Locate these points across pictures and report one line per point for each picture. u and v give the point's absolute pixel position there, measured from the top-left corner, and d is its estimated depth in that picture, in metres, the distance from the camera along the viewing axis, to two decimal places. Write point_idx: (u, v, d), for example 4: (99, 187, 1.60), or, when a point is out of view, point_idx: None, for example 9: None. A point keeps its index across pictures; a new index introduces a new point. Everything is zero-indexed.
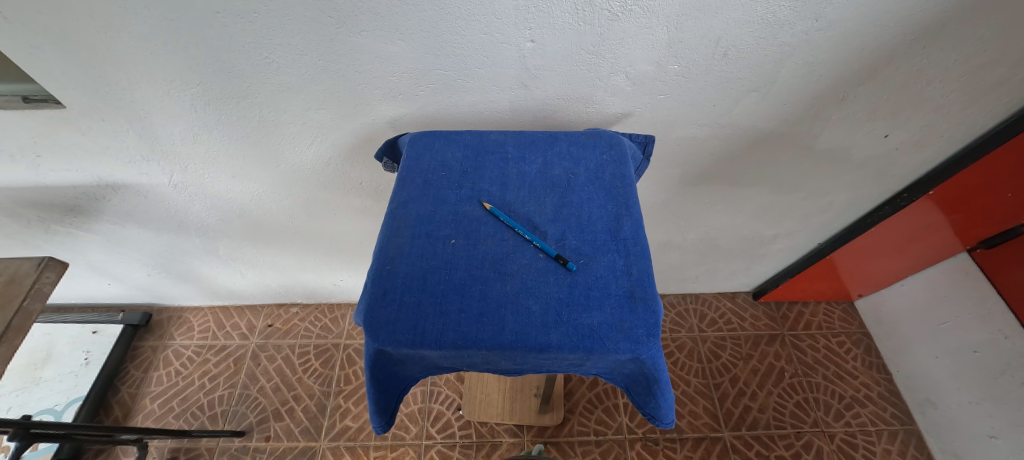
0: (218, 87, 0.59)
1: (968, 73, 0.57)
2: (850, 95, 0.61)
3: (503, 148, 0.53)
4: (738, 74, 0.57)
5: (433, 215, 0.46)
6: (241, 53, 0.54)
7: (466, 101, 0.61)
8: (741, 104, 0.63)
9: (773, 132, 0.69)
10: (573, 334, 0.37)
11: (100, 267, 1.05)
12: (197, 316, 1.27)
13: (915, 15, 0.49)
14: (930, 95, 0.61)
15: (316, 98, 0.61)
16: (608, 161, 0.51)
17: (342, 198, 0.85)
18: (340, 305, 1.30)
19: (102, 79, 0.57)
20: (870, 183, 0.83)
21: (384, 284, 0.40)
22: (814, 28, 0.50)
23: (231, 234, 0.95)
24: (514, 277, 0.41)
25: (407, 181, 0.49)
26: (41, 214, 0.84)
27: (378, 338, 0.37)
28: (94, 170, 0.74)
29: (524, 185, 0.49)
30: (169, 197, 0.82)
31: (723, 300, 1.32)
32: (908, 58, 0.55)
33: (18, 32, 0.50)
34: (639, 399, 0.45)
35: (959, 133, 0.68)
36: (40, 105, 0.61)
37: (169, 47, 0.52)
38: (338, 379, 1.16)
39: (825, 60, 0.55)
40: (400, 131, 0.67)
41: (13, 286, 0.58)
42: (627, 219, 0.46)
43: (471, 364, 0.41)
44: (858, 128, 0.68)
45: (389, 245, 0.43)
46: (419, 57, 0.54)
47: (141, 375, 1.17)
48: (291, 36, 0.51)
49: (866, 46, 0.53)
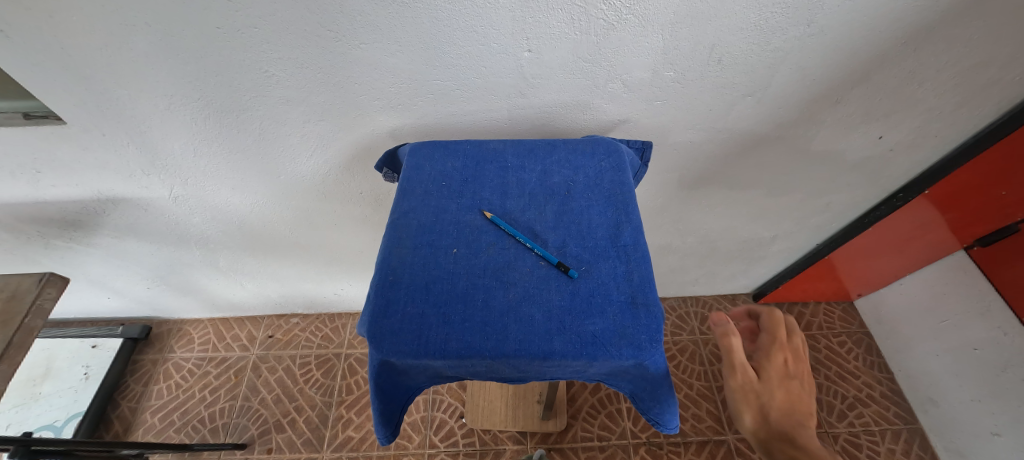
0: (219, 101, 0.59)
1: (958, 75, 0.58)
2: (844, 97, 0.62)
3: (502, 157, 0.53)
4: (732, 79, 0.58)
5: (434, 224, 0.46)
6: (241, 67, 0.54)
7: (465, 111, 0.61)
8: (737, 108, 0.63)
9: (769, 135, 0.69)
10: (577, 341, 0.38)
11: (99, 280, 1.05)
12: (197, 328, 1.26)
13: (904, 18, 0.50)
14: (922, 96, 0.62)
15: (315, 110, 0.61)
16: (607, 168, 0.51)
17: (342, 207, 0.85)
18: (340, 315, 1.29)
19: (102, 95, 0.57)
20: (866, 184, 0.84)
21: (387, 294, 0.41)
22: (806, 33, 0.51)
23: (231, 245, 0.95)
24: (515, 285, 0.41)
25: (408, 191, 0.50)
26: (39, 229, 0.84)
27: (382, 348, 0.37)
28: (93, 185, 0.74)
29: (524, 194, 0.50)
30: (169, 209, 0.82)
31: (723, 302, 1.32)
32: (897, 61, 0.56)
33: (20, 50, 0.50)
34: (642, 405, 0.45)
35: (952, 133, 0.69)
36: (40, 121, 0.61)
37: (169, 62, 0.53)
38: (340, 388, 1.15)
39: (818, 64, 0.56)
40: (400, 141, 0.67)
41: (14, 303, 0.58)
42: (627, 225, 0.46)
43: (475, 373, 0.41)
44: (853, 129, 0.68)
45: (392, 255, 0.44)
46: (417, 67, 0.54)
47: (140, 388, 1.16)
48: (290, 50, 0.52)
49: (858, 49, 0.54)
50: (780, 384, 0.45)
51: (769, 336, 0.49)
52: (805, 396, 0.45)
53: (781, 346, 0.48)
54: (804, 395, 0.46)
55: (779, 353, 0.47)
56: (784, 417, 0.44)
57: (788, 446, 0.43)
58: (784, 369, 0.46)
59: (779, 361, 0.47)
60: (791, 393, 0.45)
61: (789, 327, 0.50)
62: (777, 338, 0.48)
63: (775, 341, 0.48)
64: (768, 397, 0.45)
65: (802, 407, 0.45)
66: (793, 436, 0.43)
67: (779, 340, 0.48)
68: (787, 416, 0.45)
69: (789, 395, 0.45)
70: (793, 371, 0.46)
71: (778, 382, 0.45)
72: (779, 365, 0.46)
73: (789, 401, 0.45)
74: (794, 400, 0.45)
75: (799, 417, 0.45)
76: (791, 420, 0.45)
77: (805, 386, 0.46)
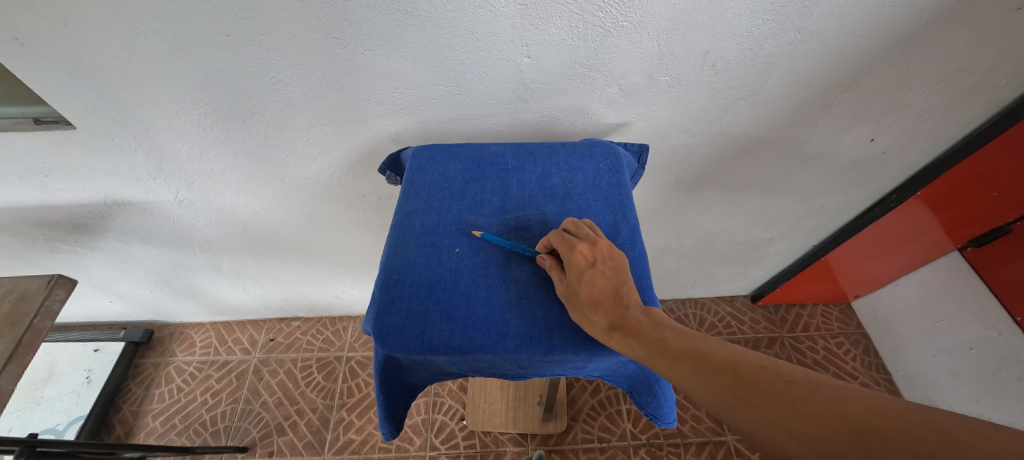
0: (226, 107, 0.61)
1: (947, 78, 0.60)
2: (835, 101, 0.64)
3: (503, 160, 0.54)
4: (727, 84, 0.59)
5: (437, 225, 0.48)
6: (249, 73, 0.56)
7: (467, 116, 0.63)
8: (732, 111, 0.65)
9: (763, 138, 0.71)
10: (576, 336, 0.39)
11: (102, 284, 1.05)
12: (198, 332, 1.27)
13: (891, 25, 0.52)
14: (911, 99, 0.64)
15: (320, 115, 0.63)
16: (604, 170, 0.53)
17: (345, 210, 0.86)
18: (342, 318, 1.30)
19: (110, 101, 0.58)
20: (859, 186, 0.85)
21: (392, 292, 0.42)
22: (797, 39, 0.53)
23: (234, 248, 0.96)
24: (516, 283, 0.43)
25: (411, 193, 0.51)
26: (45, 232, 0.85)
27: (387, 344, 0.38)
28: (100, 189, 0.75)
29: (524, 195, 0.51)
30: (173, 213, 0.83)
31: (722, 305, 1.33)
32: (886, 66, 0.58)
33: (34, 57, 0.52)
34: (641, 400, 0.45)
35: (942, 135, 0.71)
36: (50, 126, 0.62)
37: (179, 68, 0.54)
38: (341, 391, 1.16)
39: (809, 69, 0.58)
40: (402, 145, 0.69)
41: (23, 304, 0.59)
42: (624, 225, 0.48)
43: (476, 369, 0.42)
44: (845, 133, 0.70)
45: (395, 255, 0.45)
46: (420, 73, 0.56)
47: (142, 392, 1.16)
48: (296, 57, 0.53)
49: (847, 55, 0.56)
50: (587, 278, 0.38)
51: (561, 242, 0.41)
52: (616, 273, 0.39)
53: (573, 247, 0.40)
54: (616, 271, 0.39)
55: (575, 254, 0.39)
56: (614, 314, 0.37)
57: (634, 340, 0.35)
58: (586, 260, 0.39)
59: (579, 256, 0.39)
60: (609, 282, 0.38)
61: (575, 226, 0.43)
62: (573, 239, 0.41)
63: (568, 245, 0.40)
64: (588, 296, 0.37)
65: (620, 285, 0.38)
66: (626, 325, 0.36)
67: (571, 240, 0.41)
68: (614, 307, 0.37)
69: (599, 285, 0.38)
70: (591, 256, 0.39)
71: (587, 279, 0.38)
72: (581, 261, 0.39)
73: (611, 291, 0.38)
74: (608, 288, 0.38)
75: (625, 299, 0.38)
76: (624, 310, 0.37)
77: (612, 262, 0.40)
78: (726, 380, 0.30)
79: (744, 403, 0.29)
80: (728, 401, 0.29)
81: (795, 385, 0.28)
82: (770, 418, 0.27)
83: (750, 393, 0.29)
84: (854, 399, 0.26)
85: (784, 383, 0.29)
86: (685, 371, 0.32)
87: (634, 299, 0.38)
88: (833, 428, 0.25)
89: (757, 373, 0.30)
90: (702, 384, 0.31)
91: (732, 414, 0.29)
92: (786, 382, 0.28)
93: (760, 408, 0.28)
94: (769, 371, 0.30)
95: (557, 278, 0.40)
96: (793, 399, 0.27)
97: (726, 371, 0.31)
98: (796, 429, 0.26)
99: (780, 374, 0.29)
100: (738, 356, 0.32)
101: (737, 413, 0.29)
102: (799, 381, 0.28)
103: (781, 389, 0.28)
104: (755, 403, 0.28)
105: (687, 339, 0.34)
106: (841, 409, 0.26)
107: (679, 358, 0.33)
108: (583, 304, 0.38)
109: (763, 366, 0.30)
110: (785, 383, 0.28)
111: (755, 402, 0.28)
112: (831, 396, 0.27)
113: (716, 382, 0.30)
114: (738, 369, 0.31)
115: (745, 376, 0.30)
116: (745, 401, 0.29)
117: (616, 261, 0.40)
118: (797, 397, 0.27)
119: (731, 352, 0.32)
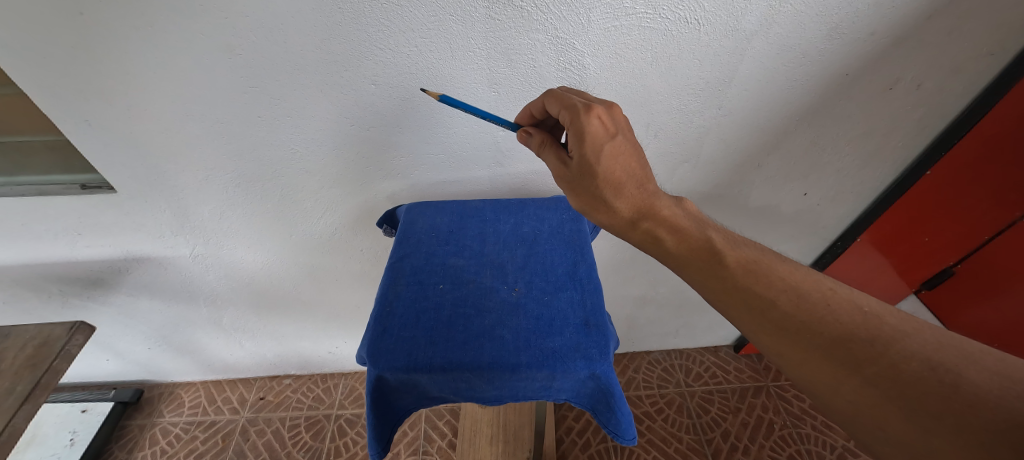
0: (251, 174, 0.72)
1: (852, 141, 0.72)
2: (764, 163, 0.76)
3: (482, 213, 0.64)
4: (670, 149, 0.72)
5: (424, 266, 0.56)
6: (272, 145, 0.67)
7: (454, 178, 0.74)
8: (679, 171, 0.76)
9: (711, 193, 0.82)
10: (539, 355, 0.45)
11: (104, 341, 1.09)
12: (188, 392, 1.27)
13: (791, 101, 0.65)
14: (829, 160, 0.76)
15: (329, 178, 0.74)
16: (566, 219, 0.62)
17: (343, 264, 0.94)
18: (332, 375, 1.31)
19: (154, 169, 0.69)
20: (808, 235, 0.94)
21: (383, 323, 0.48)
22: (719, 113, 0.66)
23: (237, 303, 1.02)
24: (490, 312, 0.50)
25: (404, 240, 0.60)
26: (63, 287, 0.91)
27: (378, 364, 0.44)
28: (125, 246, 0.84)
29: (499, 241, 0.60)
30: (186, 268, 0.91)
31: (706, 354, 1.31)
32: (798, 133, 0.71)
33: (99, 135, 0.63)
34: (603, 419, 0.50)
35: (865, 188, 0.82)
36: (94, 190, 0.73)
37: (217, 142, 0.66)
38: (328, 451, 1.14)
39: (735, 136, 0.71)
40: (397, 203, 0.79)
41: (44, 348, 0.64)
42: (582, 263, 0.56)
43: (456, 391, 0.47)
44: (780, 188, 0.81)
45: (388, 291, 0.52)
46: (416, 143, 0.68)
47: (124, 456, 1.13)
48: (314, 132, 0.65)
49: (762, 125, 0.69)
50: (607, 152, 0.42)
51: (581, 107, 0.43)
52: (633, 145, 0.43)
53: (594, 113, 0.42)
54: (632, 143, 0.43)
55: (593, 119, 0.42)
56: (634, 200, 0.43)
57: (654, 226, 0.44)
58: (604, 129, 0.42)
59: (599, 125, 0.42)
60: (626, 156, 0.43)
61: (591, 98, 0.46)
62: (588, 104, 0.43)
63: (590, 111, 0.42)
64: (610, 177, 0.43)
65: (636, 162, 0.44)
66: (646, 212, 0.44)
67: (587, 106, 0.43)
68: (635, 194, 0.44)
69: (619, 158, 0.43)
70: (612, 127, 0.43)
71: (607, 154, 0.42)
72: (602, 131, 0.42)
73: (631, 169, 0.43)
74: (625, 166, 0.43)
75: (643, 183, 0.44)
76: (640, 194, 0.44)
77: (629, 132, 0.43)
78: (782, 297, 0.39)
79: (812, 330, 0.36)
80: (792, 328, 0.37)
81: (873, 318, 0.36)
82: (837, 349, 0.35)
83: (819, 319, 0.37)
84: (930, 339, 0.34)
85: (862, 314, 0.36)
86: (740, 281, 0.40)
87: (647, 179, 0.44)
88: (909, 367, 0.32)
89: (829, 296, 0.38)
90: (764, 304, 0.39)
91: (796, 337, 0.36)
92: (859, 311, 0.37)
93: (832, 337, 0.35)
94: (842, 297, 0.38)
95: (574, 150, 0.43)
96: (861, 331, 0.35)
97: (791, 290, 0.39)
98: (867, 364, 0.33)
99: (858, 307, 0.37)
100: (793, 274, 0.41)
101: (800, 339, 0.36)
102: (875, 315, 0.36)
103: (855, 321, 0.36)
104: (824, 331, 0.36)
105: (737, 248, 0.43)
106: (909, 346, 0.33)
107: (733, 267, 0.41)
108: (601, 185, 0.43)
109: (833, 289, 0.39)
110: (860, 314, 0.36)
111: (824, 332, 0.36)
112: (908, 339, 0.34)
113: (776, 303, 0.39)
114: (802, 289, 0.39)
115: (816, 302, 0.38)
116: (807, 328, 0.37)
117: (631, 131, 0.43)
118: (865, 329, 0.35)
119: (800, 277, 0.40)
